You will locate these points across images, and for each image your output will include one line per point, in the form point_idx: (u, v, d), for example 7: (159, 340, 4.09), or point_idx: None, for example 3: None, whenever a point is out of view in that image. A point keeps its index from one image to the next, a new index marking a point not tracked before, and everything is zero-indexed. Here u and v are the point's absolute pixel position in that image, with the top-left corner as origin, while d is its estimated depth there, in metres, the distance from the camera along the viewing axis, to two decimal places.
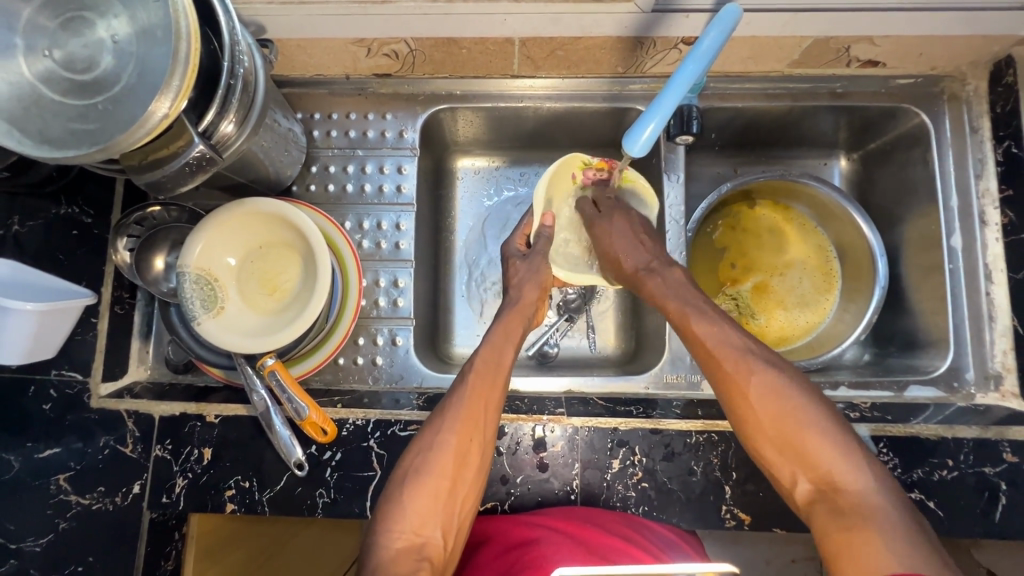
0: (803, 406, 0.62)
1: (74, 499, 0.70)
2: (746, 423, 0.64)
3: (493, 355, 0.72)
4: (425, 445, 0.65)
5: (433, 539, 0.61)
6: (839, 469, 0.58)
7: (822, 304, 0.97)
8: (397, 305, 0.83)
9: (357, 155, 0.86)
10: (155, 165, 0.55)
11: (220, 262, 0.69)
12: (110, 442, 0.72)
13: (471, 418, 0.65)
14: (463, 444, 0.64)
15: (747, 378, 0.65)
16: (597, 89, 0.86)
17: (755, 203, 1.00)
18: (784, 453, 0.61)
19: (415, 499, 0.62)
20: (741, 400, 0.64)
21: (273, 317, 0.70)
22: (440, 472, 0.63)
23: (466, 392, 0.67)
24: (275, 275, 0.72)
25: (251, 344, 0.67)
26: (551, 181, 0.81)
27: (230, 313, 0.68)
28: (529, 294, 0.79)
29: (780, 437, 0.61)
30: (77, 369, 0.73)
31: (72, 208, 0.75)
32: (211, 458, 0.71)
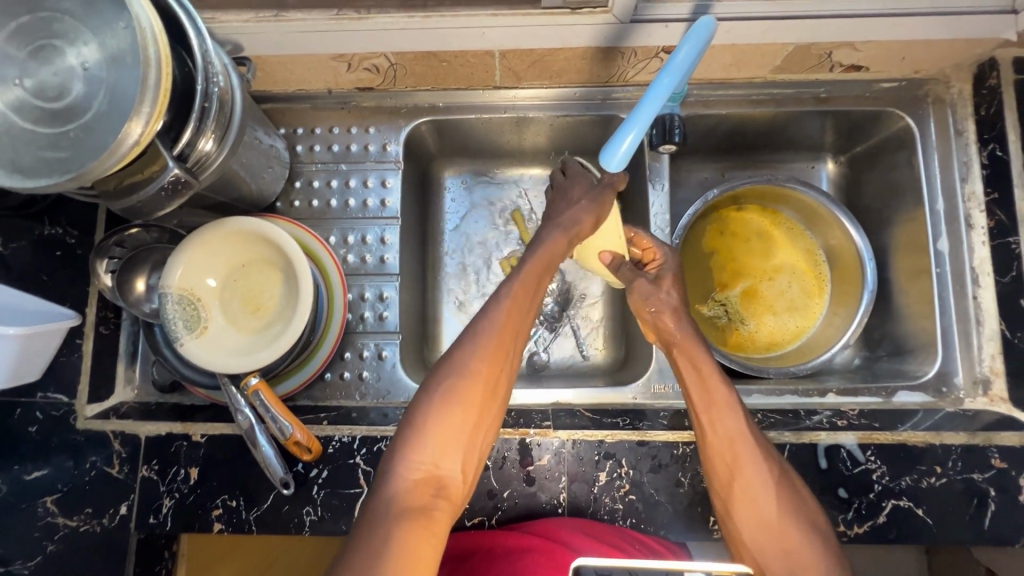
0: (803, 508, 0.60)
1: (61, 522, 0.70)
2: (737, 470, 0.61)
3: (534, 279, 0.69)
4: (453, 370, 0.61)
5: (452, 472, 0.59)
6: (813, 551, 0.57)
7: (812, 308, 0.97)
8: (383, 319, 0.82)
9: (341, 170, 0.86)
10: (130, 190, 0.55)
11: (201, 283, 0.69)
12: (97, 463, 0.72)
13: (502, 350, 0.63)
14: (495, 374, 0.62)
15: (763, 466, 0.61)
16: (581, 98, 0.86)
17: (744, 207, 1.00)
18: (776, 551, 0.58)
19: (436, 431, 0.59)
20: (755, 484, 0.60)
21: (257, 336, 0.70)
22: (467, 403, 0.60)
23: (501, 320, 0.64)
24: (258, 293, 0.72)
25: (234, 364, 0.66)
26: None
27: (213, 333, 0.68)
28: (584, 220, 0.75)
29: (783, 531, 0.58)
30: (63, 391, 0.73)
31: (56, 228, 0.76)
32: (197, 478, 0.71)
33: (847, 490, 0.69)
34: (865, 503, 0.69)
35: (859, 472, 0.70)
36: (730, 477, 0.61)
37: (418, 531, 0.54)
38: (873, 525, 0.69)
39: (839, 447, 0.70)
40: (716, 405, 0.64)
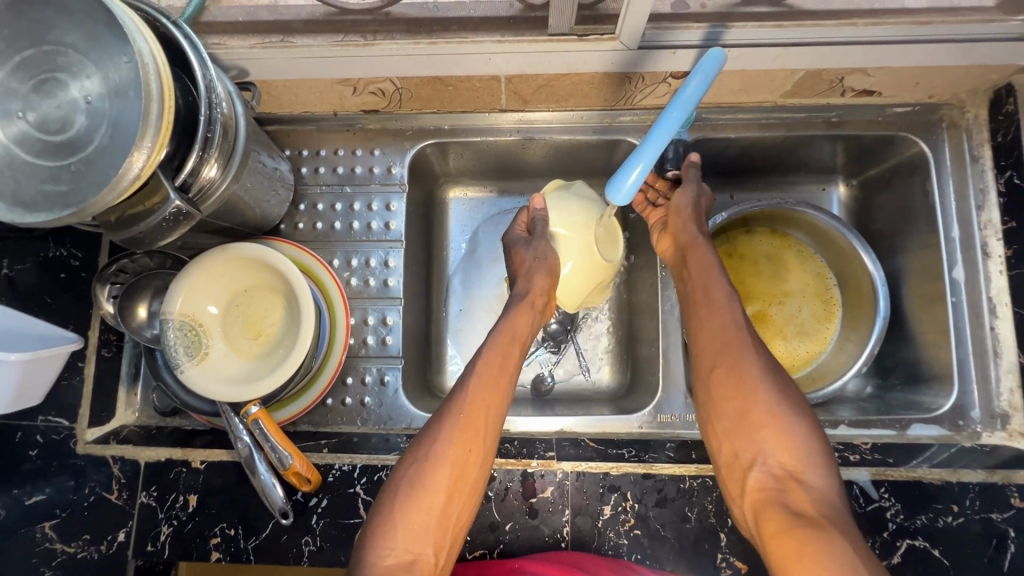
0: (790, 400, 0.63)
1: (59, 548, 0.69)
2: (733, 389, 0.64)
3: (501, 350, 0.71)
4: (420, 457, 0.64)
5: (423, 556, 0.60)
6: (806, 465, 0.60)
7: (822, 332, 0.95)
8: (385, 343, 0.81)
9: (346, 192, 0.86)
10: (133, 221, 0.54)
11: (195, 287, 0.68)
12: (96, 489, 0.71)
13: (472, 429, 0.65)
14: (463, 458, 0.64)
15: (756, 365, 0.64)
16: (587, 122, 0.85)
17: (753, 229, 0.99)
18: (752, 429, 0.62)
19: (404, 515, 0.61)
20: (746, 379, 0.64)
21: (258, 362, 0.70)
22: (435, 488, 0.62)
23: (469, 391, 0.67)
24: (260, 318, 0.71)
25: (233, 391, 0.66)
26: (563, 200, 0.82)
27: (215, 359, 0.68)
28: (538, 282, 0.77)
29: (764, 414, 0.62)
30: (63, 415, 0.73)
31: (61, 250, 0.76)
32: (196, 505, 0.70)
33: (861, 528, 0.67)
34: (879, 542, 0.67)
35: (872, 510, 0.68)
36: (718, 363, 0.66)
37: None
38: (888, 566, 0.66)
39: (852, 484, 0.69)
40: (718, 330, 0.68)
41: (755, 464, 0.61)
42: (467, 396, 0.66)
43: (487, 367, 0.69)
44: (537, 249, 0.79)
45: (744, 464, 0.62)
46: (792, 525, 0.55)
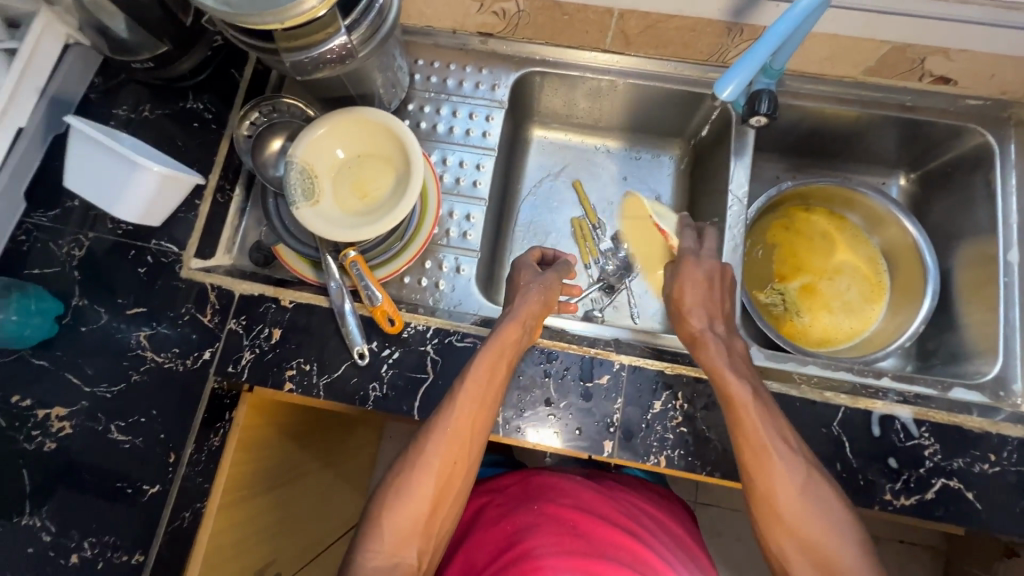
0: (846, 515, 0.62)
1: (149, 355, 0.76)
2: (777, 511, 0.63)
3: (490, 363, 0.68)
4: (411, 464, 0.66)
5: (409, 560, 0.63)
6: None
7: (868, 312, 1.00)
8: (466, 237, 0.88)
9: (450, 100, 0.93)
10: (303, 48, 0.62)
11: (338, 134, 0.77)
12: (191, 310, 0.78)
13: (456, 443, 0.66)
14: (449, 469, 0.66)
15: (797, 492, 0.63)
16: (679, 73, 0.92)
17: (811, 209, 1.05)
18: (797, 543, 0.62)
19: (389, 523, 0.64)
20: (783, 494, 0.63)
21: (359, 215, 0.76)
22: (420, 497, 0.65)
23: (454, 411, 0.67)
24: (367, 182, 0.78)
25: (336, 232, 0.72)
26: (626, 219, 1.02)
27: (324, 206, 0.75)
28: (535, 301, 0.74)
29: (813, 530, 0.61)
30: (174, 242, 0.80)
31: (197, 104, 0.87)
32: (278, 338, 0.76)
33: (898, 460, 0.70)
34: (914, 476, 0.69)
35: (911, 445, 0.70)
36: (753, 475, 0.65)
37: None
38: (920, 500, 0.69)
39: (893, 418, 0.71)
40: (755, 454, 0.64)
41: (797, 571, 0.62)
42: (451, 415, 0.67)
43: (474, 384, 0.68)
44: (543, 279, 0.77)
45: (786, 563, 0.62)
46: None
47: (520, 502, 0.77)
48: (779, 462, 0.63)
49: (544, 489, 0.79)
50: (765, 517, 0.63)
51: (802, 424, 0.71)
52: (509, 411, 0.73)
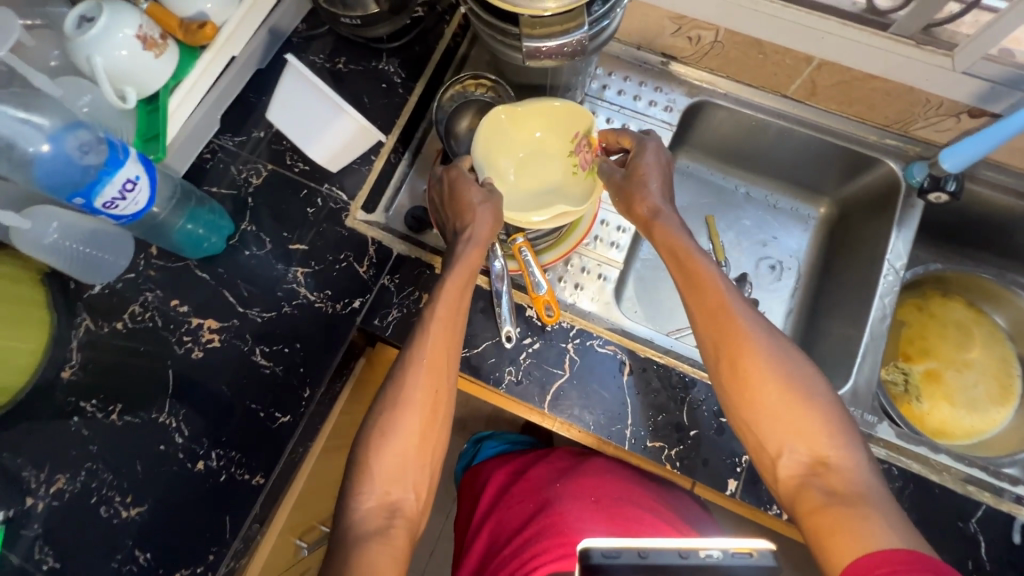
0: (790, 372, 0.62)
1: (301, 291, 0.79)
2: (746, 380, 0.62)
3: (459, 289, 0.70)
4: (396, 397, 0.66)
5: (406, 500, 0.64)
6: (829, 445, 0.59)
7: (993, 414, 0.95)
8: (612, 247, 0.87)
9: (624, 113, 0.96)
10: (545, 36, 0.64)
11: (490, 123, 0.75)
12: (349, 258, 0.80)
13: (435, 372, 0.67)
14: (430, 402, 0.67)
15: (765, 356, 0.62)
16: (854, 132, 0.91)
17: (950, 296, 1.02)
18: (775, 422, 0.61)
19: (378, 460, 0.65)
20: (753, 367, 0.62)
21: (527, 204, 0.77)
22: (406, 433, 0.65)
23: (428, 341, 0.67)
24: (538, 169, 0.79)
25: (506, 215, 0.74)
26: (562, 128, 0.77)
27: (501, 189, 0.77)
28: (484, 227, 0.71)
29: (782, 396, 0.61)
30: (344, 191, 0.84)
31: (388, 66, 0.90)
32: (427, 303, 0.78)
33: None
34: None
35: None
36: (727, 359, 0.64)
37: (381, 541, 0.59)
38: None
39: None
40: (727, 341, 0.64)
41: (783, 453, 0.60)
42: (427, 347, 0.67)
43: (444, 318, 0.69)
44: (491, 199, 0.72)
45: (773, 452, 0.61)
46: (831, 507, 0.55)
47: (552, 479, 0.78)
48: (760, 339, 0.63)
49: (575, 467, 0.80)
50: (737, 397, 0.63)
51: (937, 511, 0.69)
52: (639, 428, 0.73)
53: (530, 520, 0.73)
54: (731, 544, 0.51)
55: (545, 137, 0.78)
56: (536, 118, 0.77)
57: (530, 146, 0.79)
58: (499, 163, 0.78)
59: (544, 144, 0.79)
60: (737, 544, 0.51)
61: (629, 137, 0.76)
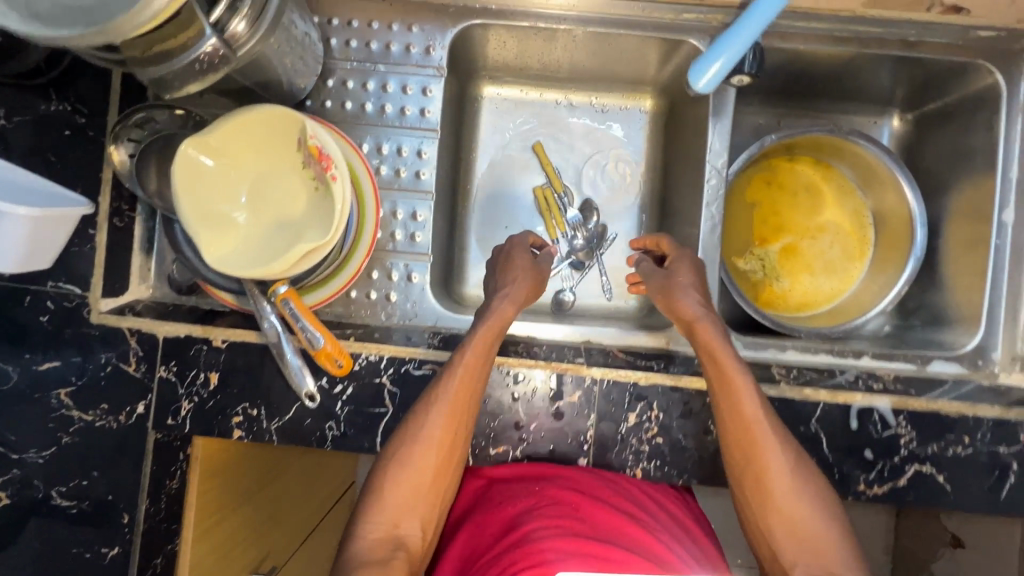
0: (803, 477, 0.62)
1: (75, 415, 0.67)
2: (761, 478, 0.62)
3: (484, 345, 0.66)
4: (413, 435, 0.64)
5: (410, 534, 0.62)
6: (842, 565, 0.59)
7: (850, 271, 0.95)
8: (414, 240, 0.77)
9: (378, 71, 0.76)
10: (161, 58, 0.48)
11: (187, 161, 0.58)
12: (111, 360, 0.69)
13: (458, 417, 0.64)
14: (448, 437, 0.64)
15: (780, 455, 0.62)
16: (648, 16, 0.77)
17: (797, 159, 0.95)
18: (788, 532, 0.61)
19: (392, 491, 0.63)
20: (768, 462, 0.62)
21: (265, 244, 0.62)
22: (422, 467, 0.64)
23: (452, 383, 0.64)
24: (268, 194, 0.63)
25: (244, 269, 0.60)
26: (277, 135, 0.61)
27: (226, 236, 0.61)
28: (505, 310, 0.70)
29: (798, 514, 0.61)
30: (76, 282, 0.68)
31: (63, 104, 0.66)
32: (217, 384, 0.69)
33: (873, 451, 0.69)
34: (889, 465, 0.69)
35: (887, 436, 0.69)
36: (744, 449, 0.63)
37: None
38: (893, 486, 0.69)
39: (872, 410, 0.69)
40: (745, 424, 0.63)
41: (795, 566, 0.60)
42: (450, 386, 0.64)
43: (472, 358, 0.65)
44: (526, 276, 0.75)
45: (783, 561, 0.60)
46: None
47: (524, 484, 0.66)
48: (775, 441, 0.62)
49: (550, 469, 0.67)
50: (750, 493, 0.63)
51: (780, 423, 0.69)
52: (479, 438, 0.70)
53: (504, 536, 0.60)
54: None
55: (269, 155, 0.63)
56: (242, 141, 0.60)
57: (255, 171, 0.62)
58: (218, 207, 0.61)
59: (271, 163, 0.63)
60: None
61: (669, 243, 0.78)
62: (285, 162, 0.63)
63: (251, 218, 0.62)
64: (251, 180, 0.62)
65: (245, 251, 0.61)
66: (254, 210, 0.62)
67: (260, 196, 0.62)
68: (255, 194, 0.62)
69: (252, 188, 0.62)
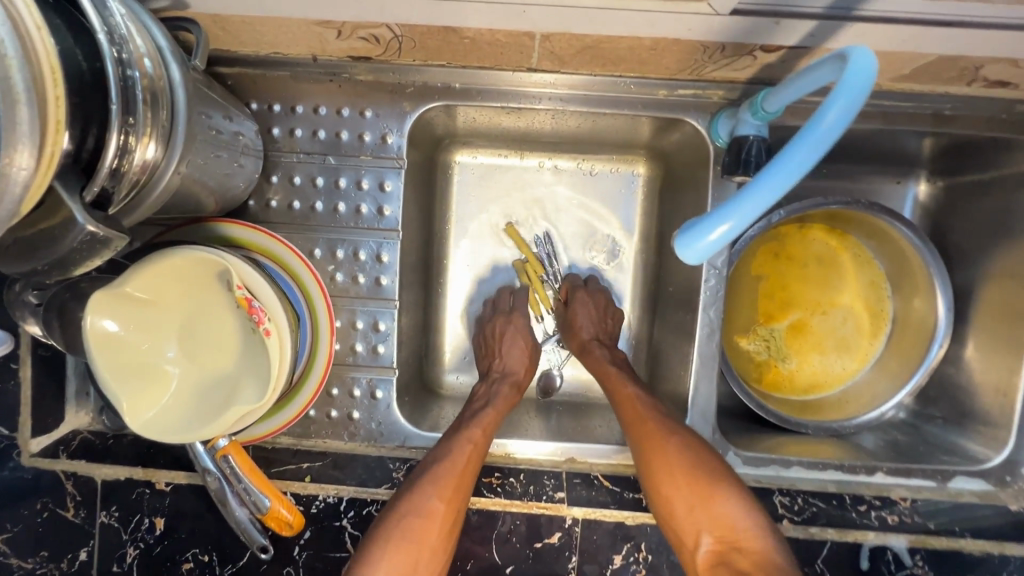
0: (716, 475, 0.59)
1: (12, 564, 0.60)
2: (664, 484, 0.60)
3: (482, 429, 0.66)
4: (409, 504, 0.59)
5: None
6: (744, 533, 0.56)
7: (863, 350, 0.86)
8: (377, 352, 0.70)
9: (329, 164, 0.68)
10: (32, 245, 0.39)
11: (94, 331, 0.50)
12: (49, 504, 0.63)
13: (460, 484, 0.61)
14: (450, 507, 0.59)
15: (687, 456, 0.60)
16: (639, 93, 0.67)
17: (808, 225, 0.85)
18: (697, 518, 0.58)
19: (385, 559, 0.56)
20: (671, 466, 0.60)
21: (201, 398, 0.55)
22: (421, 539, 0.57)
23: (456, 449, 0.63)
24: (202, 342, 0.55)
25: (180, 434, 0.53)
26: (207, 276, 0.54)
27: (155, 393, 0.54)
28: (502, 397, 0.72)
29: (696, 498, 0.58)
30: (1, 422, 0.61)
31: None
32: (164, 529, 0.63)
33: None
34: None
35: (902, 575, 0.65)
36: (651, 459, 0.61)
37: None
38: None
39: (885, 548, 0.65)
40: (645, 436, 0.62)
41: (700, 547, 0.57)
42: (456, 452, 0.62)
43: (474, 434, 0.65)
44: (515, 340, 0.79)
45: (689, 546, 0.58)
46: None
47: None
48: (680, 444, 0.61)
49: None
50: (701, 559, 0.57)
51: None
52: None
53: None
54: None
55: (197, 294, 0.55)
56: (167, 284, 0.53)
57: (182, 315, 0.55)
58: (143, 361, 0.53)
59: (199, 304, 0.55)
60: None
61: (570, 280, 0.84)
62: (219, 301, 0.55)
63: (181, 370, 0.55)
64: (182, 326, 0.55)
65: (177, 410, 0.54)
66: (185, 360, 0.55)
67: (195, 343, 0.55)
68: (185, 342, 0.55)
69: (181, 336, 0.55)
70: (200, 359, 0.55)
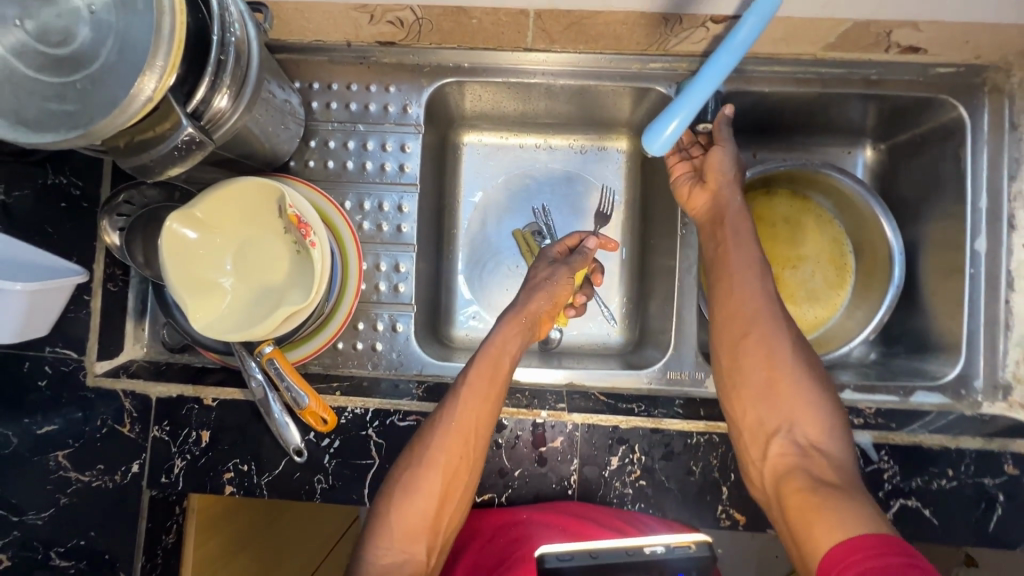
0: (813, 376, 0.68)
1: (73, 476, 0.70)
2: (754, 345, 0.70)
3: (491, 367, 0.70)
4: (414, 462, 0.66)
5: (416, 554, 0.64)
6: (823, 436, 0.65)
7: (833, 299, 0.95)
8: (398, 290, 0.80)
9: (358, 131, 0.81)
10: (143, 146, 0.51)
11: (173, 237, 0.61)
12: (107, 421, 0.71)
13: (463, 440, 0.66)
14: (457, 462, 0.66)
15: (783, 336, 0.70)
16: (616, 67, 0.80)
17: (774, 191, 0.97)
18: (775, 400, 0.68)
19: (399, 515, 0.64)
20: (768, 338, 0.70)
21: (254, 306, 0.64)
22: (429, 492, 0.65)
23: (467, 392, 0.68)
24: (253, 261, 0.66)
25: (238, 332, 0.62)
26: (253, 205, 0.65)
27: (216, 301, 0.64)
28: (507, 355, 0.72)
29: (787, 382, 0.68)
30: (71, 346, 0.71)
31: (61, 178, 0.70)
32: (209, 441, 0.71)
33: None
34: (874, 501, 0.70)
35: (870, 471, 0.71)
36: (745, 335, 0.70)
37: None
38: None
39: (853, 445, 0.71)
40: (751, 302, 0.71)
41: (779, 432, 0.66)
42: (459, 410, 0.67)
43: (478, 380, 0.69)
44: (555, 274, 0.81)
45: (768, 429, 0.67)
46: (816, 484, 0.60)
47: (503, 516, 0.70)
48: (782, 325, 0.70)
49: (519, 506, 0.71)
50: (741, 362, 0.70)
51: None
52: None
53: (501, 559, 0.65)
54: (670, 540, 0.55)
55: (252, 224, 0.66)
56: (223, 212, 0.64)
57: (240, 240, 0.66)
58: (205, 275, 0.64)
59: (255, 232, 0.66)
60: (677, 538, 0.55)
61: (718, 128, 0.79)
62: (265, 232, 0.66)
63: (236, 284, 0.65)
64: (237, 250, 0.65)
65: (232, 315, 0.64)
66: (240, 276, 0.65)
67: (247, 262, 0.66)
68: (240, 261, 0.65)
69: (235, 253, 0.65)
70: (251, 275, 0.65)
